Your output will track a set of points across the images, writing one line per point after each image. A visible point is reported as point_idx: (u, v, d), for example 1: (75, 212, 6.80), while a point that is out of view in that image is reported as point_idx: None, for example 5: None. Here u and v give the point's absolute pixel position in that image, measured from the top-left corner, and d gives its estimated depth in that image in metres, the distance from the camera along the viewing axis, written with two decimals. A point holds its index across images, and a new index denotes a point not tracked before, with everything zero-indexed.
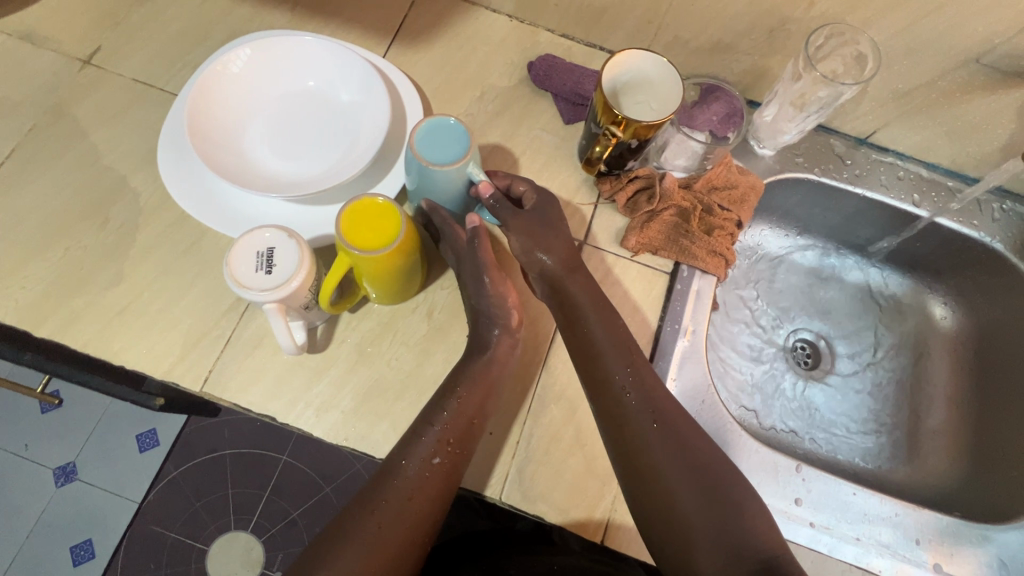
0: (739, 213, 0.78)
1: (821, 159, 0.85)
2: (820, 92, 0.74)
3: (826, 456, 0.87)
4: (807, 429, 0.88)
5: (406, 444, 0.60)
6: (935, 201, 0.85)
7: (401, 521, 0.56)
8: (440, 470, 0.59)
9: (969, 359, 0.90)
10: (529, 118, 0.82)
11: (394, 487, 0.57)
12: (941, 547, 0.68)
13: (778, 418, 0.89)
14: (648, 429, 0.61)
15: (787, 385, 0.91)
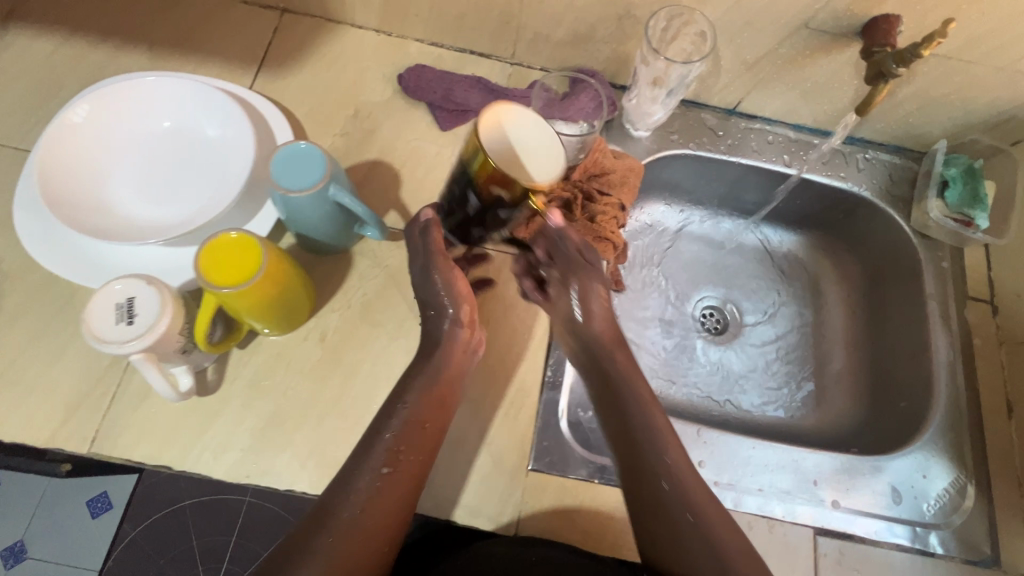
0: (620, 197, 0.81)
1: (694, 134, 0.89)
2: (672, 72, 0.78)
3: (744, 415, 0.91)
4: (721, 393, 0.92)
5: (353, 458, 0.55)
6: (805, 160, 0.89)
7: (359, 547, 0.50)
8: (396, 480, 0.54)
9: (860, 304, 0.95)
10: (407, 130, 0.83)
11: (343, 511, 0.51)
12: (837, 484, 0.72)
13: (695, 387, 0.92)
14: (666, 450, 0.60)
15: (699, 353, 0.95)
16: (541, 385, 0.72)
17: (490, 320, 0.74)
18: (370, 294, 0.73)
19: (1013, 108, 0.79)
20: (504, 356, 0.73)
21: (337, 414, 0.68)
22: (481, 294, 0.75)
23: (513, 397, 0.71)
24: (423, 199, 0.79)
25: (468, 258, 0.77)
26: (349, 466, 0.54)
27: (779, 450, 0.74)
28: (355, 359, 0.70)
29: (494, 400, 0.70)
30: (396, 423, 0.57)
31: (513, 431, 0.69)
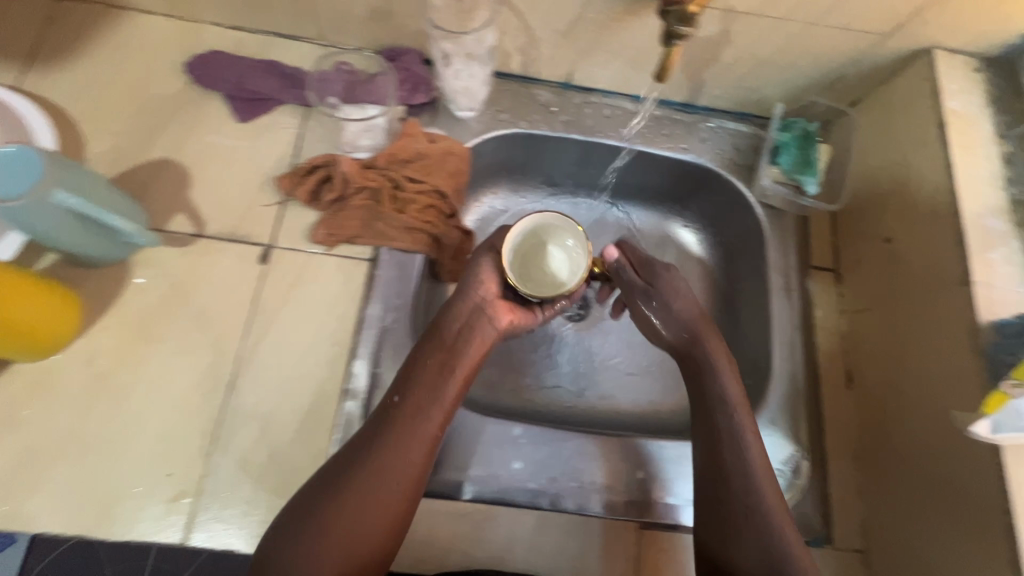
0: (435, 183, 0.75)
1: (524, 112, 0.83)
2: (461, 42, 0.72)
3: (603, 408, 0.86)
4: (580, 388, 0.87)
5: (407, 418, 0.57)
6: (645, 133, 0.85)
7: (379, 513, 0.54)
8: (427, 444, 0.57)
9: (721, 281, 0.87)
10: (200, 124, 0.75)
11: (378, 479, 0.54)
12: (663, 477, 0.68)
13: (554, 383, 0.87)
14: (733, 412, 0.61)
15: (558, 345, 0.89)
16: (342, 394, 0.66)
17: (287, 327, 0.68)
18: (149, 308, 0.67)
19: (840, 65, 0.74)
20: (301, 366, 0.67)
21: (105, 444, 0.61)
22: (278, 300, 0.69)
23: (308, 410, 0.65)
24: (216, 199, 0.72)
25: (265, 261, 0.71)
26: (394, 428, 0.56)
27: (607, 441, 0.69)
28: (128, 381, 0.64)
29: (288, 415, 0.65)
30: (434, 393, 0.58)
31: (307, 447, 0.64)
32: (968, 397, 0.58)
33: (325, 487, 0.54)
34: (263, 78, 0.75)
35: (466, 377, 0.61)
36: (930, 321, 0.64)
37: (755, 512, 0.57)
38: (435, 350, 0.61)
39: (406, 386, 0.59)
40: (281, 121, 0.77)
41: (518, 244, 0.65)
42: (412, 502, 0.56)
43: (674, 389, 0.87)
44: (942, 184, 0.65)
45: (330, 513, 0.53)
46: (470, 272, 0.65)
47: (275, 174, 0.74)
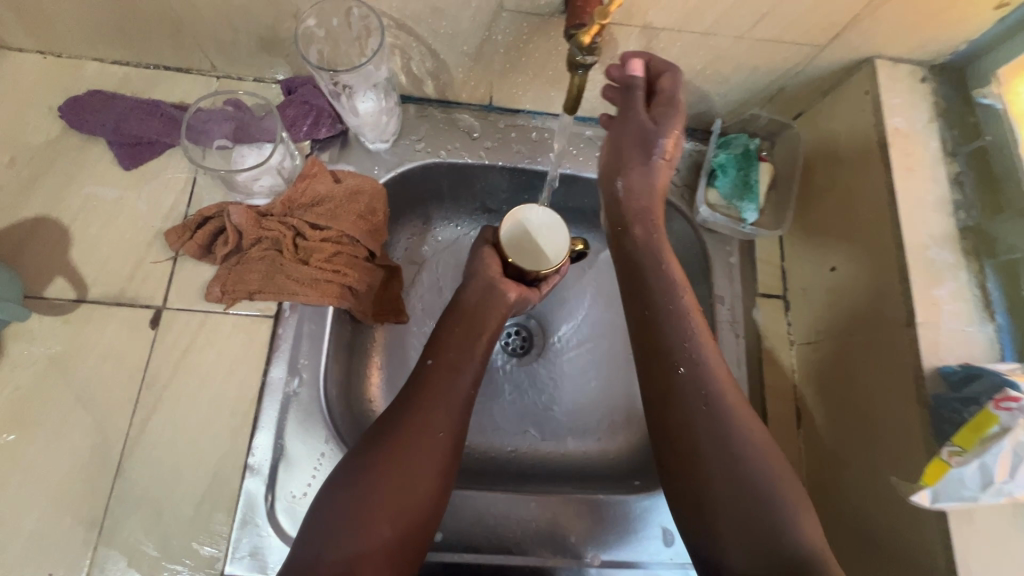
0: (341, 228, 0.68)
1: (443, 140, 0.76)
2: (356, 79, 0.63)
3: (547, 449, 0.79)
4: (522, 424, 0.80)
5: (440, 379, 0.62)
6: (576, 156, 0.78)
7: (427, 473, 0.56)
8: (462, 397, 0.62)
9: None
10: (81, 174, 0.69)
11: (427, 436, 0.58)
12: (598, 536, 0.64)
13: (493, 425, 0.80)
14: (695, 347, 0.59)
15: (499, 383, 0.82)
16: (242, 470, 0.61)
17: (181, 398, 0.63)
18: (23, 388, 0.61)
19: (778, 77, 0.68)
20: (197, 441, 0.61)
21: None
22: (170, 368, 0.63)
23: (205, 490, 0.60)
24: (100, 258, 0.66)
25: (155, 325, 0.64)
26: (423, 392, 0.61)
27: (537, 503, 0.65)
28: (0, 473, 0.58)
29: (183, 497, 0.60)
30: (465, 354, 0.65)
31: (205, 532, 0.59)
32: (913, 453, 0.53)
33: (369, 448, 0.56)
34: (147, 120, 0.69)
35: (485, 349, 0.67)
36: (877, 362, 0.58)
37: (748, 499, 0.52)
38: (461, 318, 0.68)
39: (439, 349, 0.65)
40: (172, 166, 0.70)
41: (517, 231, 0.72)
42: (451, 466, 0.59)
43: (622, 425, 0.82)
44: (885, 211, 0.60)
45: (386, 464, 0.55)
46: (476, 258, 0.73)
47: (165, 226, 0.68)
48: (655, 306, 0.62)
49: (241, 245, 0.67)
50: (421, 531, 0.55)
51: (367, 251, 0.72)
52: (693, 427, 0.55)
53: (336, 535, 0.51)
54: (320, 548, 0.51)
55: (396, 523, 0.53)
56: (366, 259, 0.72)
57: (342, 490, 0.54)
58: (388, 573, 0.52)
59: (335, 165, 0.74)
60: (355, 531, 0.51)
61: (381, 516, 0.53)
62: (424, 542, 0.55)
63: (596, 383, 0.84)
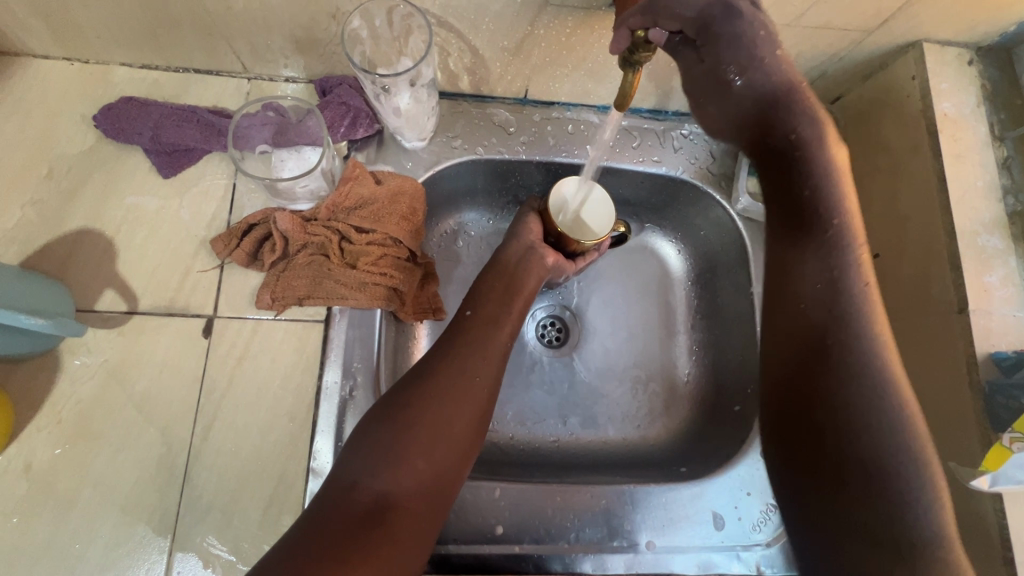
0: (386, 230, 0.69)
1: (479, 136, 0.76)
2: (399, 80, 0.63)
3: (589, 437, 0.81)
4: (562, 414, 0.82)
5: (477, 330, 0.64)
6: (613, 148, 0.78)
7: (463, 419, 0.58)
8: (500, 352, 0.64)
9: (700, 296, 0.87)
10: (119, 184, 0.68)
11: (462, 381, 0.59)
12: (653, 522, 0.66)
13: (535, 416, 0.81)
14: (834, 302, 0.50)
15: (538, 375, 0.83)
16: (306, 473, 0.62)
17: (240, 404, 0.64)
18: (86, 401, 0.62)
19: (821, 63, 0.67)
20: (260, 446, 0.63)
21: (55, 554, 0.58)
22: (227, 377, 0.64)
23: (272, 494, 0.61)
24: (146, 269, 0.66)
25: (209, 334, 0.65)
26: (459, 341, 0.63)
27: (592, 493, 0.67)
28: (70, 485, 0.59)
29: (251, 501, 0.61)
30: (500, 309, 0.67)
31: (275, 534, 0.60)
32: (965, 436, 0.55)
33: (404, 390, 0.58)
34: (182, 127, 0.67)
35: (522, 307, 0.69)
36: (924, 347, 0.60)
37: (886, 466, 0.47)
38: (500, 275, 0.71)
39: (477, 303, 0.68)
40: (210, 172, 0.70)
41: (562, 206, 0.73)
42: (483, 417, 0.60)
43: (661, 411, 0.83)
44: (934, 198, 0.60)
45: (420, 406, 0.57)
46: (518, 223, 0.76)
47: (209, 234, 0.68)
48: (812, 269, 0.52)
49: (287, 250, 0.67)
50: (450, 481, 0.56)
51: (409, 252, 0.72)
52: (837, 401, 0.49)
53: (372, 469, 0.53)
54: (356, 479, 0.52)
55: (429, 461, 0.55)
56: (408, 259, 0.73)
57: (381, 425, 0.55)
58: (418, 508, 0.53)
59: (374, 165, 0.73)
60: (390, 467, 0.53)
61: (415, 452, 0.54)
62: (455, 485, 0.56)
63: (634, 371, 0.85)
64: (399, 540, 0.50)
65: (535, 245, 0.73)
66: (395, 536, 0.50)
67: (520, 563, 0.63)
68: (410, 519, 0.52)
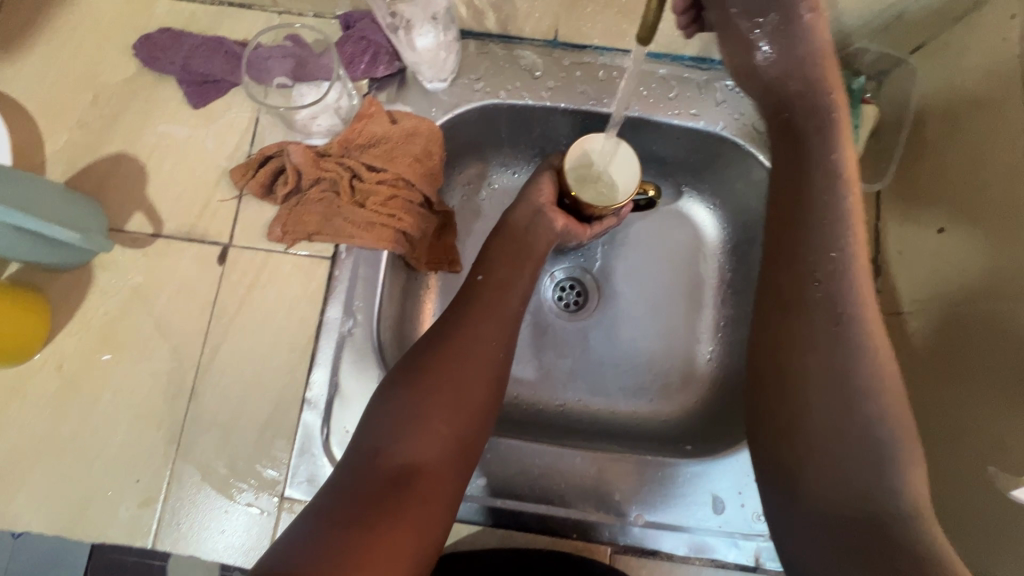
0: (398, 171, 0.68)
1: (503, 79, 0.72)
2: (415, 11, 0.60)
3: (596, 406, 0.77)
4: (571, 380, 0.78)
5: (490, 293, 0.62)
6: (646, 98, 0.71)
7: (479, 381, 0.56)
8: (514, 315, 0.62)
9: (734, 269, 0.80)
10: (154, 112, 0.71)
11: (479, 348, 0.58)
12: (645, 497, 0.63)
13: (544, 379, 0.78)
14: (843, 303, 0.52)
15: (551, 337, 0.80)
16: (302, 402, 0.64)
17: (247, 331, 0.66)
18: (112, 314, 0.66)
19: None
20: (261, 373, 0.65)
21: (77, 449, 0.63)
22: (237, 304, 0.66)
23: (269, 418, 0.64)
24: (172, 195, 0.69)
25: (223, 262, 0.67)
26: (473, 305, 0.61)
27: (582, 459, 0.64)
28: (95, 388, 0.64)
29: (249, 424, 0.64)
30: (513, 273, 0.65)
31: (268, 457, 0.63)
32: (1019, 442, 0.47)
33: (420, 354, 0.57)
34: (211, 57, 0.70)
35: (533, 272, 0.66)
36: (987, 337, 0.51)
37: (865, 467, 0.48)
38: (511, 237, 0.68)
39: (489, 267, 0.65)
40: (236, 105, 0.71)
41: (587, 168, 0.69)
42: (499, 383, 0.58)
43: (678, 388, 0.78)
44: (1020, 163, 0.51)
45: (435, 369, 0.55)
46: (530, 184, 0.71)
47: (231, 165, 0.70)
48: (806, 284, 0.54)
49: (300, 185, 0.68)
50: (469, 443, 0.55)
51: (422, 197, 0.71)
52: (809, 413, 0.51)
53: (394, 434, 0.52)
54: (380, 444, 0.52)
55: (448, 428, 0.53)
56: (422, 205, 0.71)
57: (400, 390, 0.55)
58: (442, 475, 0.52)
59: (393, 106, 0.71)
60: (411, 433, 0.52)
61: (436, 419, 0.53)
62: (474, 453, 0.55)
63: (653, 344, 0.80)
64: (424, 506, 0.50)
65: (543, 208, 0.69)
66: (421, 502, 0.50)
67: (501, 518, 0.63)
68: (434, 486, 0.51)
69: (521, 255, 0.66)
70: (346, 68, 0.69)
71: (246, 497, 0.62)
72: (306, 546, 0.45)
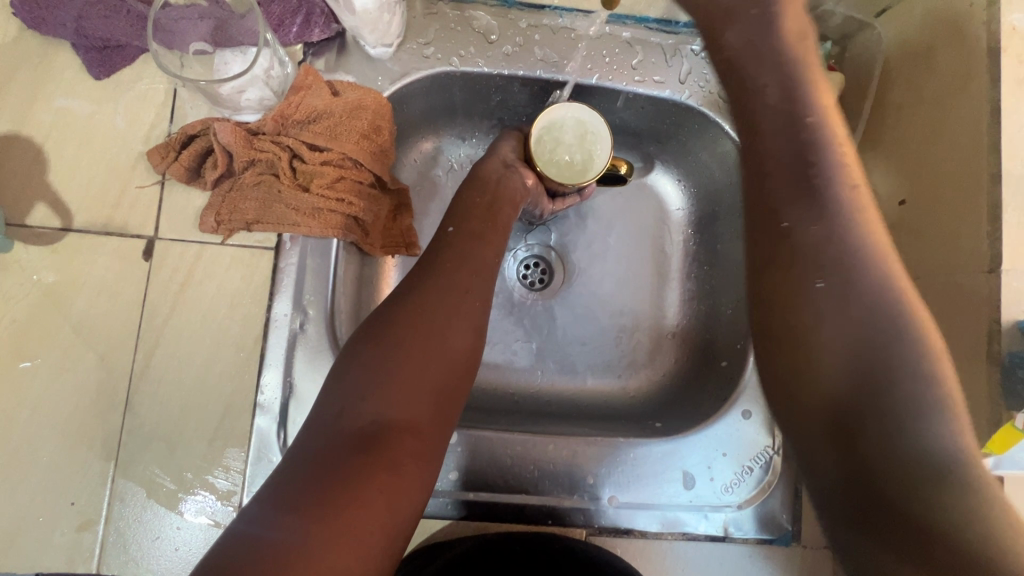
0: (343, 148, 0.61)
1: (455, 44, 0.65)
2: None
3: (566, 385, 0.75)
4: (540, 362, 0.75)
5: (464, 257, 0.56)
6: (611, 65, 0.67)
7: (457, 334, 0.51)
8: (488, 274, 0.57)
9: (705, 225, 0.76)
10: (48, 84, 0.61)
11: (453, 300, 0.52)
12: (619, 479, 0.63)
13: (513, 363, 0.75)
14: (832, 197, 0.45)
15: (519, 319, 0.76)
16: (253, 407, 0.59)
17: (183, 333, 0.60)
18: (21, 322, 0.58)
19: None
20: (205, 376, 0.59)
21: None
22: (170, 304, 0.60)
23: (218, 428, 0.59)
24: (81, 184, 0.60)
25: (149, 257, 0.60)
26: (441, 271, 0.54)
27: (555, 445, 0.63)
28: (11, 407, 0.57)
29: (195, 434, 0.59)
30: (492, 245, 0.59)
31: (219, 466, 0.58)
32: (973, 414, 0.48)
33: (388, 311, 0.51)
34: (111, 19, 0.60)
35: None
36: (948, 309, 0.52)
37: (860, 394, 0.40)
38: (480, 205, 0.62)
39: (463, 232, 0.59)
40: (149, 75, 0.62)
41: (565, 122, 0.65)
42: (477, 344, 0.52)
43: (648, 358, 0.76)
44: (981, 134, 0.50)
45: (407, 324, 0.49)
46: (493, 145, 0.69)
47: (147, 147, 0.61)
48: (804, 277, 0.44)
49: (232, 167, 0.61)
50: (450, 397, 0.49)
51: (374, 176, 0.65)
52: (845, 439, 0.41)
53: (364, 392, 0.46)
54: (346, 403, 0.46)
55: (425, 383, 0.47)
56: (373, 184, 0.65)
57: (365, 350, 0.48)
58: (423, 434, 0.46)
59: (334, 74, 0.64)
60: (383, 390, 0.46)
61: (409, 373, 0.47)
62: (453, 412, 0.49)
63: (622, 318, 0.77)
64: (392, 494, 0.42)
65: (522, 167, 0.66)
66: (398, 462, 0.44)
67: (476, 511, 0.61)
68: (412, 446, 0.45)
69: (490, 224, 0.61)
70: (276, 31, 0.62)
71: (199, 510, 0.58)
72: (264, 526, 0.39)
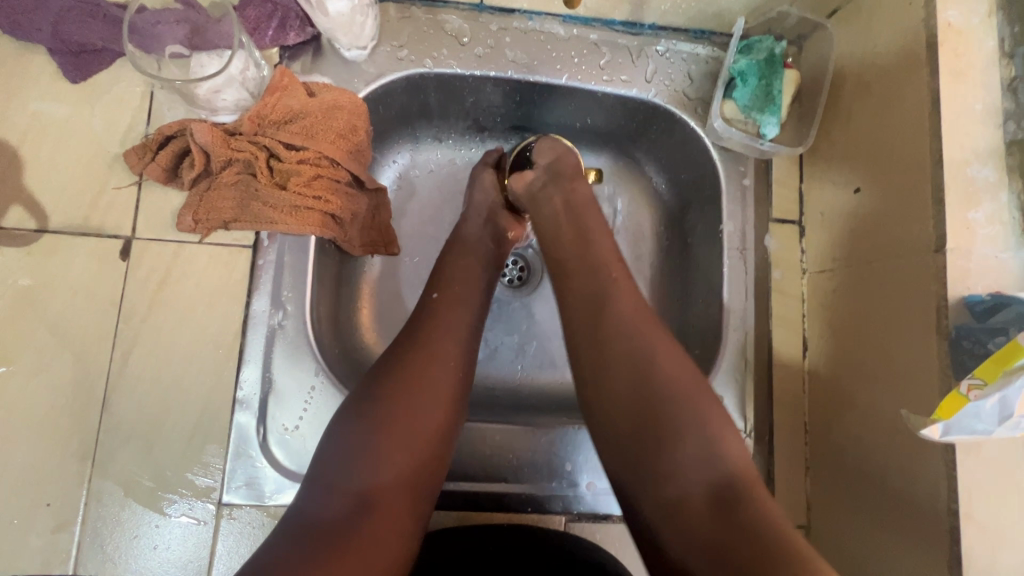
0: (320, 147, 0.63)
1: (429, 46, 0.67)
2: None
3: (545, 378, 0.76)
4: (520, 355, 0.77)
5: (447, 317, 0.57)
6: (579, 65, 0.69)
7: (440, 402, 0.51)
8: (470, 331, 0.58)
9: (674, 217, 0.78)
10: (25, 87, 0.62)
11: (437, 367, 0.53)
12: (595, 467, 0.64)
13: (492, 357, 0.76)
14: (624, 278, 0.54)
15: (498, 314, 0.77)
16: (232, 403, 0.60)
17: (161, 332, 0.60)
18: None
19: None
20: (181, 374, 0.60)
21: None
22: (147, 303, 0.60)
23: (195, 426, 0.59)
24: (57, 185, 0.61)
25: (126, 257, 0.60)
26: (425, 335, 0.55)
27: (532, 435, 0.64)
28: None
29: (172, 434, 0.59)
30: None
31: (199, 464, 0.59)
32: (926, 386, 0.51)
33: (374, 383, 0.51)
34: (87, 23, 0.61)
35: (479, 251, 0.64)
36: (902, 287, 0.54)
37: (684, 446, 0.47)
38: None
39: None
40: (126, 77, 0.63)
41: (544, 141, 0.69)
42: (458, 410, 0.53)
43: None
44: (923, 124, 0.53)
45: (392, 394, 0.50)
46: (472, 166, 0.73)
47: (124, 148, 0.62)
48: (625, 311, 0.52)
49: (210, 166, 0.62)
50: (432, 468, 0.50)
51: (350, 175, 0.66)
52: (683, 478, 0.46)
53: (349, 468, 0.46)
54: (331, 480, 0.46)
55: (408, 458, 0.48)
56: (350, 183, 0.67)
57: (350, 424, 0.49)
58: (403, 506, 0.47)
59: (309, 76, 0.66)
60: (367, 466, 0.47)
61: (394, 447, 0.48)
62: (434, 484, 0.50)
63: None
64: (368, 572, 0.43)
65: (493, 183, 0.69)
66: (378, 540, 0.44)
67: (456, 501, 0.62)
68: (392, 520, 0.46)
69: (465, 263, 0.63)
70: (251, 34, 0.63)
71: (179, 508, 0.58)
72: None
